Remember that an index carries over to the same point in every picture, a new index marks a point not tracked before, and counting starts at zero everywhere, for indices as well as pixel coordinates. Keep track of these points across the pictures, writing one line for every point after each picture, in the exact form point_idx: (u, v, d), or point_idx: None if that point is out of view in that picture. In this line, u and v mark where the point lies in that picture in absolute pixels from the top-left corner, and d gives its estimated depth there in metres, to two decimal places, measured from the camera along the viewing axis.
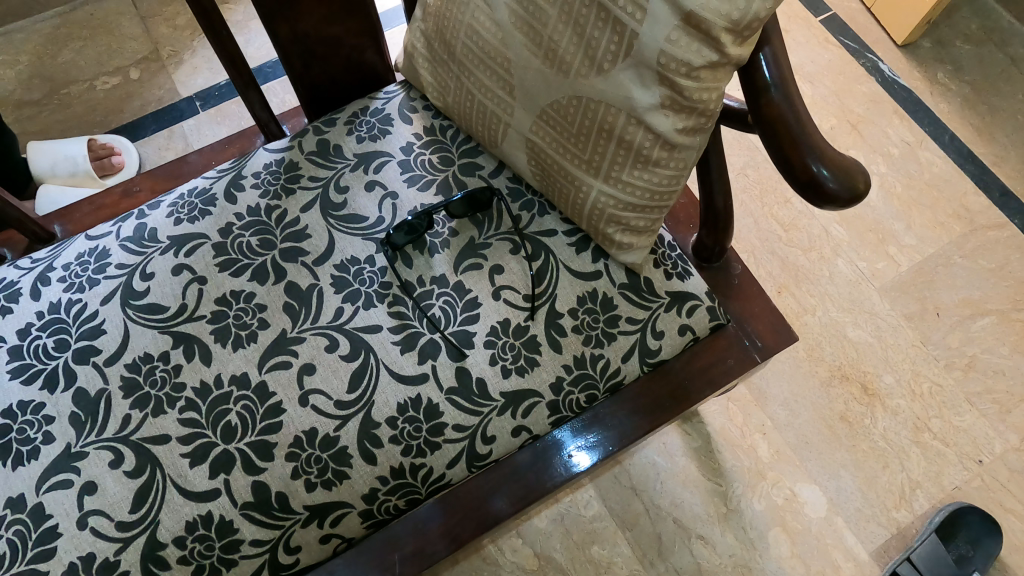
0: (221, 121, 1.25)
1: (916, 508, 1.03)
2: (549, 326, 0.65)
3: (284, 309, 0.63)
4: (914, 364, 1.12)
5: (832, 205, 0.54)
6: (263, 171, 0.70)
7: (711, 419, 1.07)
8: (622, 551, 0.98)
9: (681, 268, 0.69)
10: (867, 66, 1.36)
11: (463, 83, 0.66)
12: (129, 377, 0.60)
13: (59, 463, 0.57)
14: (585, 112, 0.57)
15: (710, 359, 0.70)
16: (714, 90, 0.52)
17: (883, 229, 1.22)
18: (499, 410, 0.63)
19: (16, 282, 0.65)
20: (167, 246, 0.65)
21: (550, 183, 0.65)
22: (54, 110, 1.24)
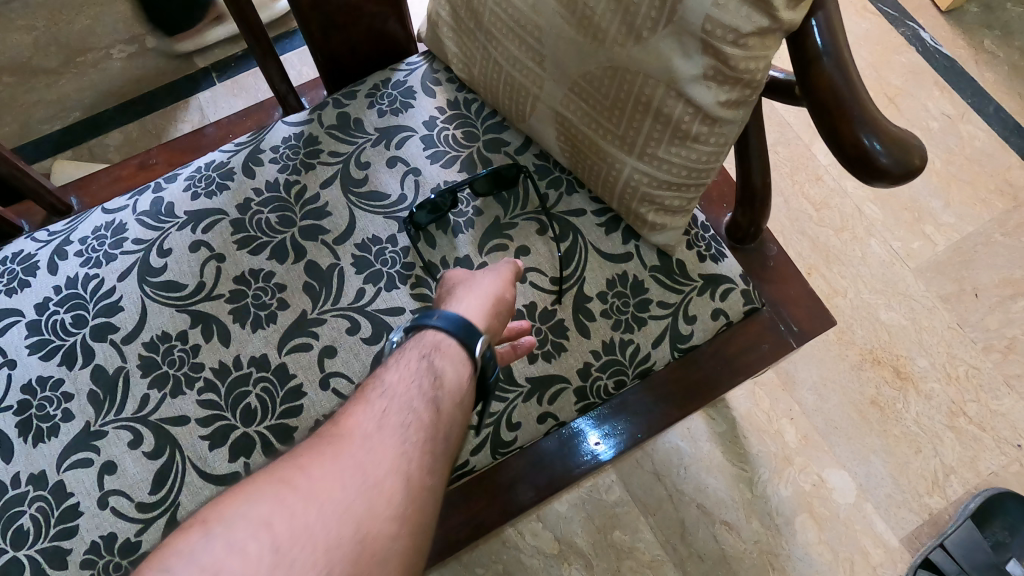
0: (237, 93, 1.23)
1: (950, 495, 1.00)
2: (577, 310, 0.62)
3: (304, 289, 0.61)
4: (950, 347, 1.08)
5: (884, 181, 0.51)
6: (282, 145, 0.67)
7: (736, 403, 1.04)
8: (645, 536, 0.97)
9: (715, 250, 0.65)
10: (908, 35, 1.29)
11: (490, 54, 0.63)
12: (147, 356, 0.59)
13: (79, 442, 0.56)
14: (620, 83, 0.54)
15: (743, 345, 0.67)
16: (761, 59, 0.49)
17: (920, 207, 1.17)
18: (525, 397, 0.61)
19: (33, 256, 0.64)
20: (184, 221, 0.64)
21: (580, 159, 0.62)
22: (70, 80, 1.22)
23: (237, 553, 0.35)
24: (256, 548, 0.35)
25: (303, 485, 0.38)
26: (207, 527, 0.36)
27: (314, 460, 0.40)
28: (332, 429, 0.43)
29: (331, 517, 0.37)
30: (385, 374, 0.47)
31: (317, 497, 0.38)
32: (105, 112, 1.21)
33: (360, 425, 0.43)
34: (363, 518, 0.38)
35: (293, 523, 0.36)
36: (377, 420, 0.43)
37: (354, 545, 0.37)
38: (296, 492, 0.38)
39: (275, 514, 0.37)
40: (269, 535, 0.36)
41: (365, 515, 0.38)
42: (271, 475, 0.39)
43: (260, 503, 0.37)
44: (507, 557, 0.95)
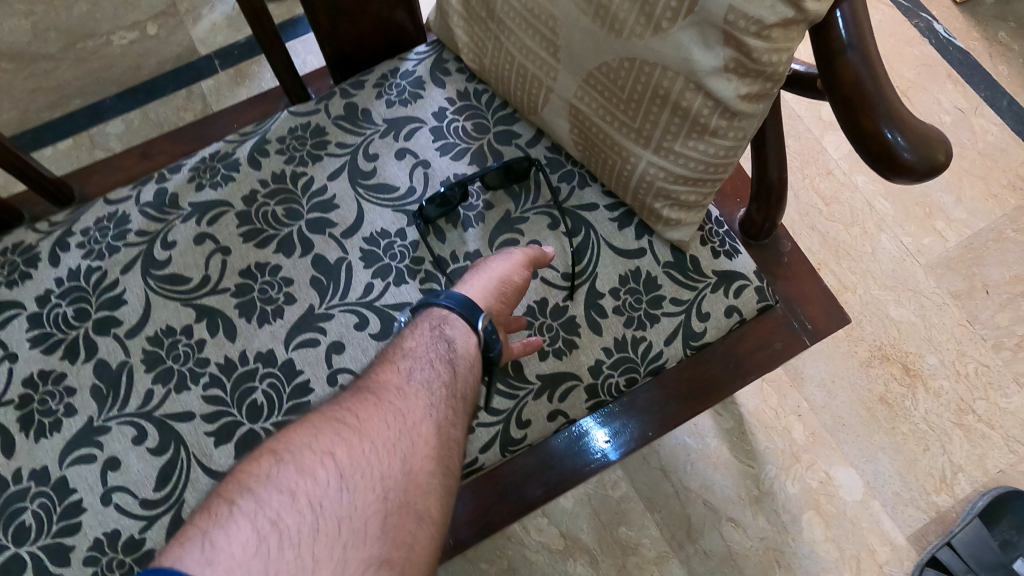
0: (240, 82, 1.21)
1: (957, 493, 0.99)
2: (589, 307, 0.61)
3: (312, 284, 0.60)
4: (960, 344, 1.07)
5: (906, 177, 0.49)
6: (288, 135, 0.66)
7: (745, 400, 1.03)
8: (651, 533, 0.96)
9: (729, 246, 0.64)
10: (921, 26, 1.27)
11: (502, 44, 0.61)
12: (151, 351, 0.58)
13: (82, 437, 0.55)
14: (637, 75, 0.53)
15: (756, 342, 0.66)
16: (784, 51, 0.47)
17: (931, 202, 1.16)
18: (536, 394, 0.60)
19: (34, 246, 0.62)
20: (189, 213, 0.62)
21: (594, 153, 0.61)
22: (70, 65, 1.20)
23: (305, 479, 0.39)
24: (321, 476, 0.39)
25: (355, 423, 0.42)
26: (274, 458, 0.40)
27: (361, 401, 0.44)
28: (374, 380, 0.46)
29: (383, 451, 0.41)
30: (412, 334, 0.50)
31: (369, 434, 0.42)
32: (106, 99, 1.19)
33: (401, 375, 0.47)
34: (409, 455, 0.42)
35: (351, 457, 0.40)
36: (414, 372, 0.47)
37: (402, 478, 0.41)
38: (349, 429, 0.42)
39: (335, 446, 0.41)
40: (331, 465, 0.40)
41: (410, 454, 0.42)
42: (326, 413, 0.43)
43: (320, 436, 0.41)
44: (512, 553, 0.95)
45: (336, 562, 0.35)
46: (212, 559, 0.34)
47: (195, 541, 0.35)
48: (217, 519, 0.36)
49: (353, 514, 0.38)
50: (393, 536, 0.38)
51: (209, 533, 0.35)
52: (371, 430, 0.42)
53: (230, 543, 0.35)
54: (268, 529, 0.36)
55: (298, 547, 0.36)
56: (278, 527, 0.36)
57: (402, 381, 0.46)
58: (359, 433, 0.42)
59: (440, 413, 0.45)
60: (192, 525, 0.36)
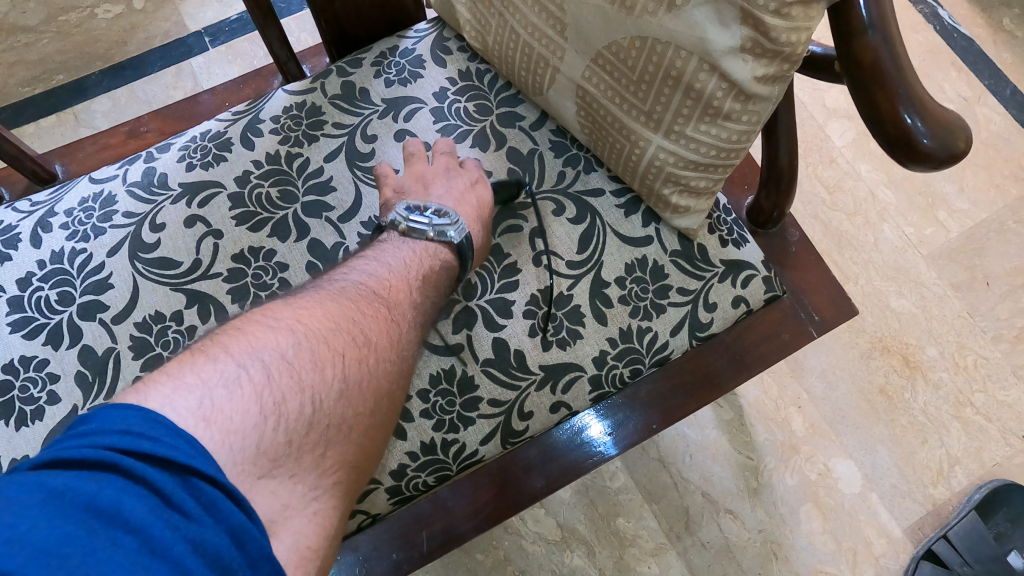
0: (231, 60, 1.18)
1: (954, 485, 0.99)
2: (594, 296, 0.59)
3: (307, 270, 0.58)
4: (960, 336, 1.06)
5: (923, 164, 0.48)
6: (283, 115, 0.64)
7: (745, 391, 1.02)
8: (648, 524, 0.95)
9: (737, 234, 0.62)
10: (926, 13, 1.25)
11: (506, 22, 0.59)
12: (139, 337, 0.56)
13: (65, 426, 0.53)
14: (648, 55, 0.51)
15: (762, 334, 0.64)
16: (803, 31, 0.45)
17: (933, 192, 1.14)
18: (538, 385, 0.58)
19: (14, 227, 0.60)
20: (179, 194, 0.60)
21: (601, 137, 0.59)
22: (54, 40, 1.16)
23: (309, 370, 0.39)
24: (323, 374, 0.39)
25: (359, 326, 0.43)
26: (285, 339, 0.39)
27: (372, 310, 0.44)
28: (384, 289, 0.46)
29: (379, 371, 0.42)
30: (428, 262, 0.50)
31: (373, 351, 0.42)
32: (92, 75, 1.15)
33: (410, 300, 0.47)
34: (395, 386, 0.43)
35: (352, 366, 0.41)
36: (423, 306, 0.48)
37: (384, 404, 0.42)
38: (358, 337, 0.42)
39: (341, 348, 0.41)
40: (333, 367, 0.40)
41: (396, 389, 0.44)
42: (331, 305, 0.43)
43: (330, 332, 0.41)
44: (508, 544, 0.93)
45: (312, 459, 0.37)
46: (212, 418, 0.34)
47: (195, 390, 0.34)
48: (222, 379, 0.36)
49: (340, 418, 0.39)
50: (357, 450, 0.40)
51: (212, 388, 0.35)
52: (377, 344, 0.43)
53: (231, 406, 0.35)
54: (271, 409, 0.36)
55: (288, 435, 0.37)
56: (281, 409, 0.37)
57: (412, 307, 0.47)
58: (369, 344, 0.42)
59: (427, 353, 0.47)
60: (189, 370, 0.36)
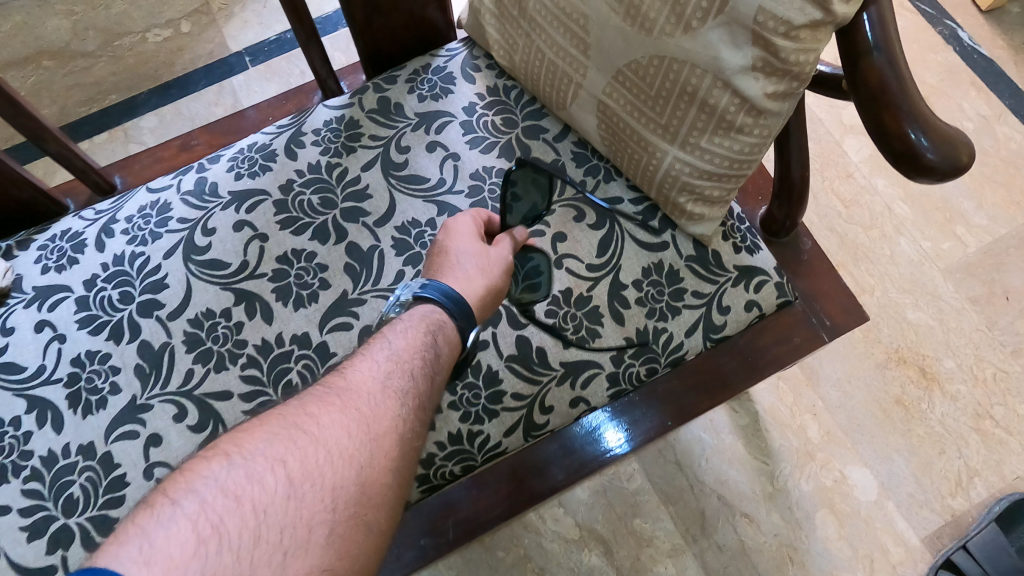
0: (270, 78, 1.24)
1: (973, 497, 0.99)
2: (612, 298, 0.63)
3: (345, 270, 0.63)
4: (978, 349, 1.07)
5: (927, 177, 0.50)
6: (323, 128, 0.68)
7: (760, 398, 1.04)
8: (665, 526, 0.97)
9: (750, 242, 0.65)
10: (944, 34, 1.27)
11: (532, 42, 0.63)
12: (192, 333, 0.60)
13: (125, 414, 0.58)
14: (665, 73, 0.54)
15: (774, 337, 0.67)
16: (811, 52, 0.49)
17: (950, 207, 1.15)
18: (559, 380, 0.62)
19: (81, 233, 0.65)
20: (228, 201, 0.65)
21: (621, 149, 0.63)
22: (108, 62, 1.24)
23: (251, 484, 0.38)
24: (270, 483, 0.38)
25: (310, 426, 0.41)
26: (226, 461, 0.39)
27: (324, 405, 0.43)
28: (339, 384, 0.45)
29: (342, 460, 0.40)
30: (397, 338, 0.49)
31: (326, 444, 0.41)
32: (141, 94, 1.23)
33: (371, 385, 0.45)
34: (373, 468, 0.41)
35: (304, 465, 0.39)
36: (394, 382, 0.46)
37: (364, 489, 0.40)
38: (307, 436, 0.41)
39: (287, 451, 0.40)
40: (281, 471, 0.39)
41: (375, 471, 0.41)
42: (278, 416, 0.42)
43: (273, 440, 0.40)
44: (528, 541, 0.96)
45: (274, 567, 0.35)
46: (147, 558, 0.33)
47: (131, 540, 0.34)
48: (158, 518, 0.35)
49: (299, 521, 0.37)
50: (340, 546, 0.37)
51: (145, 531, 0.34)
52: (329, 439, 0.41)
53: (167, 541, 0.34)
54: (209, 532, 0.35)
55: (239, 551, 0.35)
56: (222, 530, 0.35)
57: (379, 386, 0.45)
58: (320, 441, 0.41)
59: (410, 425, 0.45)
60: (126, 522, 0.35)
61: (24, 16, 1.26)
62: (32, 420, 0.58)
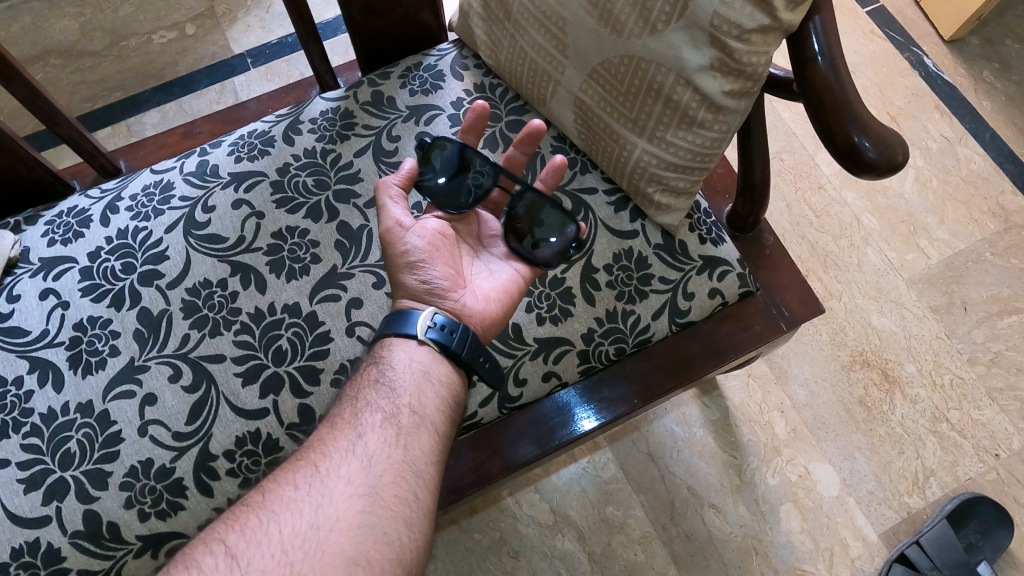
0: (271, 78, 1.29)
1: (929, 496, 1.03)
2: (584, 280, 0.68)
3: (335, 246, 0.67)
4: (937, 356, 1.12)
5: (869, 174, 0.53)
6: (320, 117, 0.73)
7: (730, 394, 1.09)
8: (636, 514, 1.01)
9: (715, 234, 0.70)
10: (912, 60, 1.34)
11: (516, 41, 0.69)
12: (190, 300, 0.64)
13: (123, 375, 0.61)
14: (634, 72, 0.60)
15: (737, 325, 0.71)
16: (763, 54, 0.54)
17: (915, 221, 1.21)
18: (532, 355, 0.66)
19: (87, 210, 0.69)
20: (227, 181, 0.69)
21: (595, 141, 0.68)
22: (114, 61, 1.29)
23: (193, 570, 0.42)
24: (211, 563, 0.42)
25: (259, 501, 0.46)
26: (175, 561, 0.43)
27: (274, 476, 0.48)
28: (292, 457, 0.50)
29: (289, 514, 0.45)
30: (349, 390, 0.55)
31: (271, 507, 0.46)
32: (145, 92, 1.27)
33: (323, 442, 0.50)
34: (330, 507, 0.46)
35: (245, 536, 0.44)
36: (345, 427, 0.51)
37: (322, 527, 0.45)
38: (251, 510, 0.46)
39: (227, 531, 0.44)
40: (222, 548, 0.44)
41: (333, 509, 0.46)
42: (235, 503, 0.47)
43: (216, 525, 0.46)
44: (504, 525, 1.00)
45: None
46: None
47: None
48: None
49: None
50: None
51: None
52: (279, 506, 0.46)
53: None
54: None
55: None
56: None
57: (328, 437, 0.51)
58: (268, 513, 0.45)
59: (370, 451, 0.49)
60: None
61: (34, 17, 1.30)
62: (34, 380, 0.61)
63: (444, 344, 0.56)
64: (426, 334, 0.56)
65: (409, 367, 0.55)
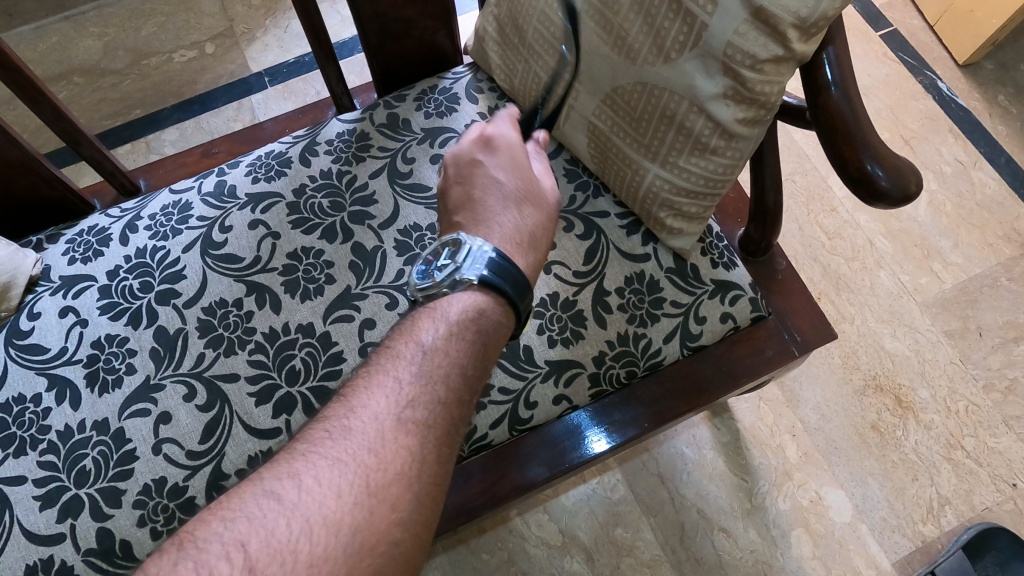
0: (287, 97, 1.31)
1: (944, 524, 1.02)
2: (595, 303, 0.68)
3: (349, 267, 0.68)
4: (952, 381, 1.11)
5: (883, 203, 0.53)
6: (336, 139, 0.74)
7: (741, 416, 1.08)
8: (645, 536, 1.00)
9: (727, 258, 0.70)
10: (925, 84, 1.34)
11: (530, 66, 0.70)
12: (205, 320, 0.65)
13: (139, 393, 0.62)
14: (649, 97, 0.60)
15: (748, 350, 0.71)
16: (776, 84, 0.55)
17: (928, 245, 1.20)
18: (543, 377, 0.66)
19: (106, 229, 0.71)
20: (244, 202, 0.70)
21: (608, 165, 0.68)
22: (135, 79, 1.31)
23: None
24: None
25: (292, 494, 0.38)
26: (183, 559, 0.35)
27: (311, 468, 0.39)
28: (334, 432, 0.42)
29: (324, 529, 0.37)
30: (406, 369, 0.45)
31: (305, 515, 0.37)
32: (165, 109, 1.30)
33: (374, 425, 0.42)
34: (368, 531, 0.38)
35: (273, 546, 0.36)
36: (396, 413, 0.43)
37: (358, 556, 0.37)
38: (281, 513, 0.37)
39: (251, 533, 0.36)
40: (241, 557, 0.35)
41: (372, 534, 0.38)
42: (259, 486, 0.39)
43: (235, 522, 0.37)
44: (513, 545, 0.99)
45: None
46: None
47: None
48: None
49: None
50: None
51: None
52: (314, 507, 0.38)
53: None
54: None
55: None
56: None
57: (377, 421, 0.42)
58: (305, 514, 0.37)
59: (418, 465, 0.42)
60: None
61: (60, 36, 1.33)
62: (51, 397, 0.62)
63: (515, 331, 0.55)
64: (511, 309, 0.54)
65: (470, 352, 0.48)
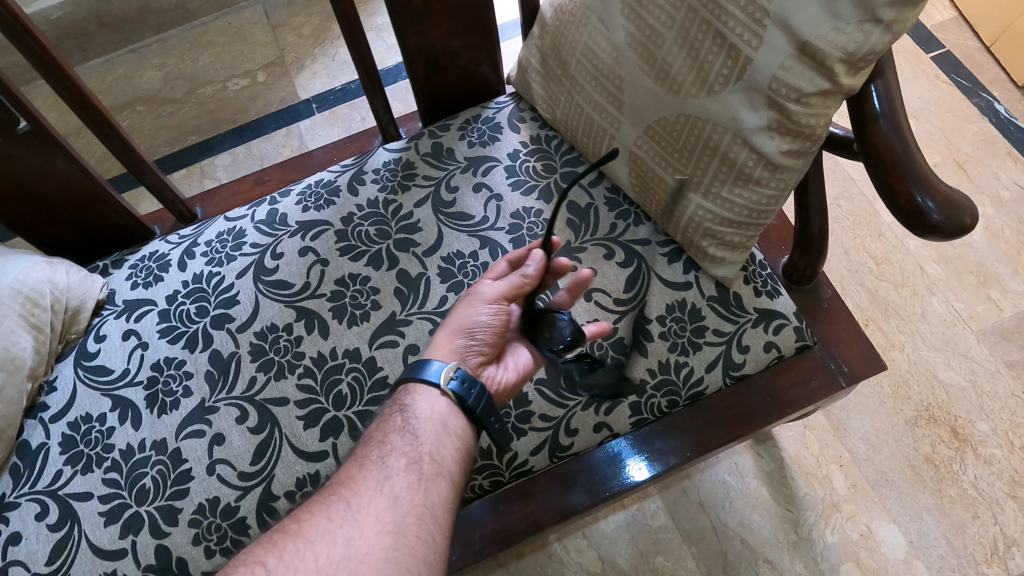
0: (334, 123, 1.36)
1: (1011, 567, 0.96)
2: (636, 331, 0.68)
3: (395, 293, 0.69)
4: (1013, 415, 1.06)
5: (935, 236, 0.51)
6: (382, 168, 0.77)
7: (786, 444, 1.06)
8: (687, 565, 0.98)
9: (771, 286, 0.69)
10: (981, 105, 1.30)
11: (573, 97, 0.71)
12: (257, 344, 0.68)
13: (195, 415, 0.65)
14: (692, 129, 0.61)
15: (793, 380, 0.70)
16: (823, 116, 0.55)
17: (985, 271, 1.16)
18: (584, 405, 0.67)
19: (166, 255, 0.74)
20: (295, 229, 0.73)
21: (648, 194, 0.69)
22: (191, 108, 1.38)
23: None
24: None
25: (294, 528, 0.47)
26: None
27: (307, 508, 0.48)
28: (324, 490, 0.50)
29: (324, 545, 0.45)
30: (372, 431, 0.55)
31: (305, 536, 0.46)
32: (218, 136, 1.36)
33: (354, 476, 0.51)
34: (360, 541, 0.46)
35: (283, 561, 0.44)
36: (370, 466, 0.51)
37: (353, 559, 0.44)
38: (286, 538, 0.46)
39: (265, 555, 0.44)
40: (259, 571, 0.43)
41: (363, 543, 0.45)
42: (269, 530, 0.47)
43: (251, 551, 0.45)
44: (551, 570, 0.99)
45: None
46: None
47: None
48: None
49: None
50: None
51: None
52: (312, 534, 0.46)
53: None
54: None
55: None
56: None
57: (357, 473, 0.51)
58: (304, 540, 0.45)
59: (395, 491, 0.49)
60: None
61: (124, 68, 1.41)
62: (115, 417, 0.65)
63: (460, 397, 0.55)
64: (448, 384, 0.55)
65: (429, 415, 0.55)
